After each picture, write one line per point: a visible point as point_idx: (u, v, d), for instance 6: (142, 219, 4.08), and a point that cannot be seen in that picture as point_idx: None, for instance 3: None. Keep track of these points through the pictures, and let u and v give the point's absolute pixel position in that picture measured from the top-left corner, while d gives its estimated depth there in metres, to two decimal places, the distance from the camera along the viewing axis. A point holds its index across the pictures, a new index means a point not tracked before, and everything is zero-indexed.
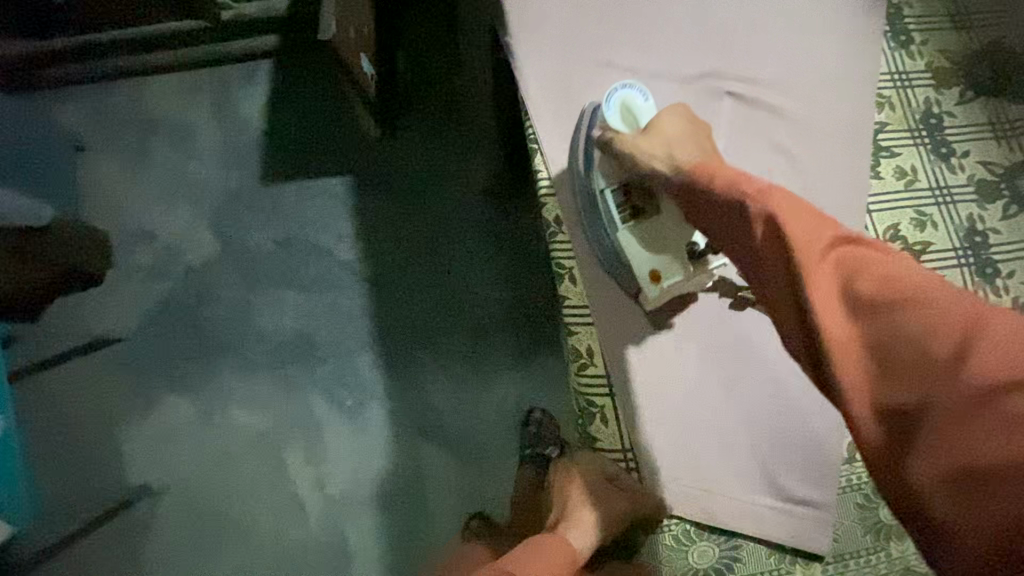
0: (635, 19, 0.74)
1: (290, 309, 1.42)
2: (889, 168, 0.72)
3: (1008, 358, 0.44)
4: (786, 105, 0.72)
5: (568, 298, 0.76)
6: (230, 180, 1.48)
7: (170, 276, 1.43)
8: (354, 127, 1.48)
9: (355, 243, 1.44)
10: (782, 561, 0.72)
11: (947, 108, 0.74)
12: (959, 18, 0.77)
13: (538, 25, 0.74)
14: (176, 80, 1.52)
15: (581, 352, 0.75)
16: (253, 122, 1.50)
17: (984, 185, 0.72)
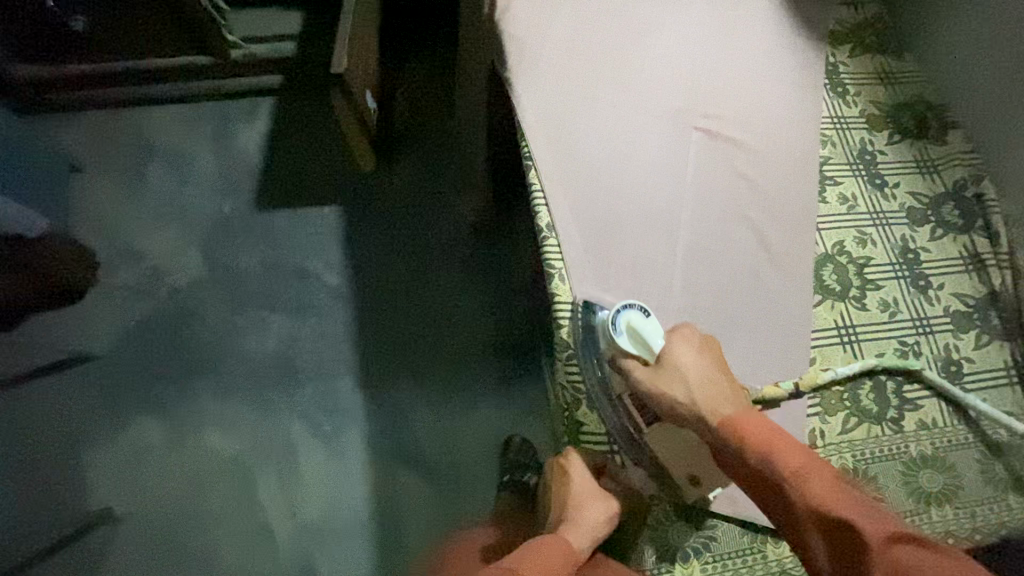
0: (617, 62, 0.86)
1: (274, 331, 1.43)
2: (834, 195, 0.82)
3: None
4: (746, 140, 0.83)
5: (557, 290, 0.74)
6: (224, 205, 1.52)
7: (154, 296, 1.43)
8: (349, 160, 1.56)
9: (343, 268, 1.48)
10: (757, 541, 0.70)
11: (880, 148, 0.86)
12: (885, 76, 0.91)
13: (532, 61, 0.84)
14: (179, 110, 1.60)
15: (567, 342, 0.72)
16: (252, 152, 1.56)
17: (914, 212, 0.82)
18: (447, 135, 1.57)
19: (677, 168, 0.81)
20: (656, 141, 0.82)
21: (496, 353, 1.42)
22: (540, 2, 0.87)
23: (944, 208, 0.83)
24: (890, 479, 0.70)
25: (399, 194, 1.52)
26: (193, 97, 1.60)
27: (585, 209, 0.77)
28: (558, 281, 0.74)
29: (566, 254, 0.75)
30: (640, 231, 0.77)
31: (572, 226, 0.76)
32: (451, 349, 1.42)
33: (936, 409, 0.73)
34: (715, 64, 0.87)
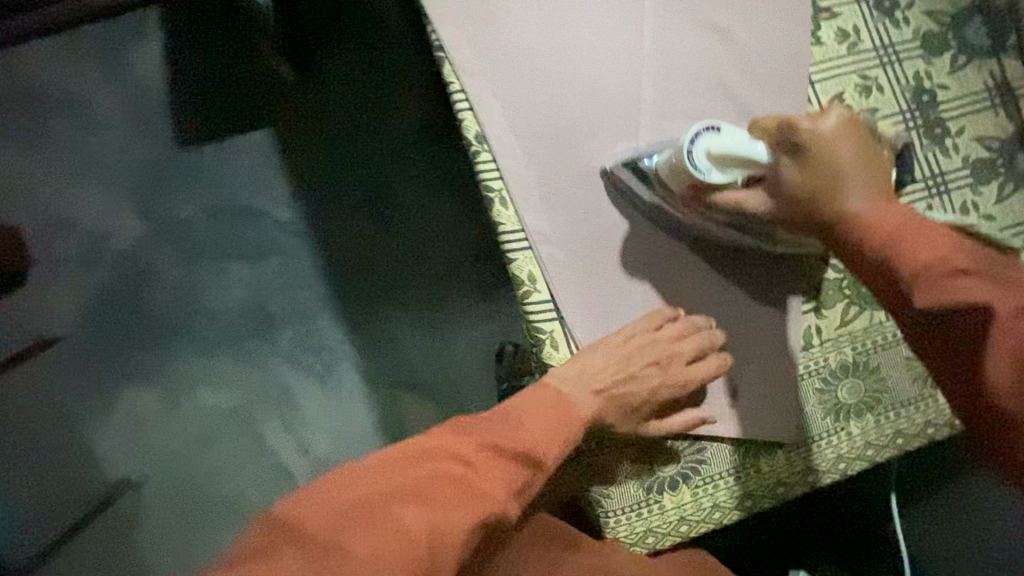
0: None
1: (238, 281, 1.34)
2: (830, 33, 0.70)
3: None
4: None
5: (501, 223, 0.67)
6: (142, 150, 1.34)
7: (99, 264, 1.32)
8: (268, 70, 1.34)
9: (292, 201, 1.34)
10: (747, 455, 0.69)
11: None
12: None
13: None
14: (55, 40, 1.34)
15: (521, 280, 0.66)
16: (155, 80, 1.35)
17: (932, 38, 0.71)
18: (375, 23, 1.34)
19: (626, 43, 0.69)
20: (599, 13, 0.70)
21: (475, 265, 1.34)
22: None
23: (972, 27, 0.71)
24: (893, 367, 0.71)
25: (335, 104, 1.33)
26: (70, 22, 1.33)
27: (521, 112, 0.67)
28: (500, 208, 0.67)
29: (505, 169, 0.67)
30: (590, 128, 0.68)
31: (509, 135, 0.67)
32: (427, 268, 1.34)
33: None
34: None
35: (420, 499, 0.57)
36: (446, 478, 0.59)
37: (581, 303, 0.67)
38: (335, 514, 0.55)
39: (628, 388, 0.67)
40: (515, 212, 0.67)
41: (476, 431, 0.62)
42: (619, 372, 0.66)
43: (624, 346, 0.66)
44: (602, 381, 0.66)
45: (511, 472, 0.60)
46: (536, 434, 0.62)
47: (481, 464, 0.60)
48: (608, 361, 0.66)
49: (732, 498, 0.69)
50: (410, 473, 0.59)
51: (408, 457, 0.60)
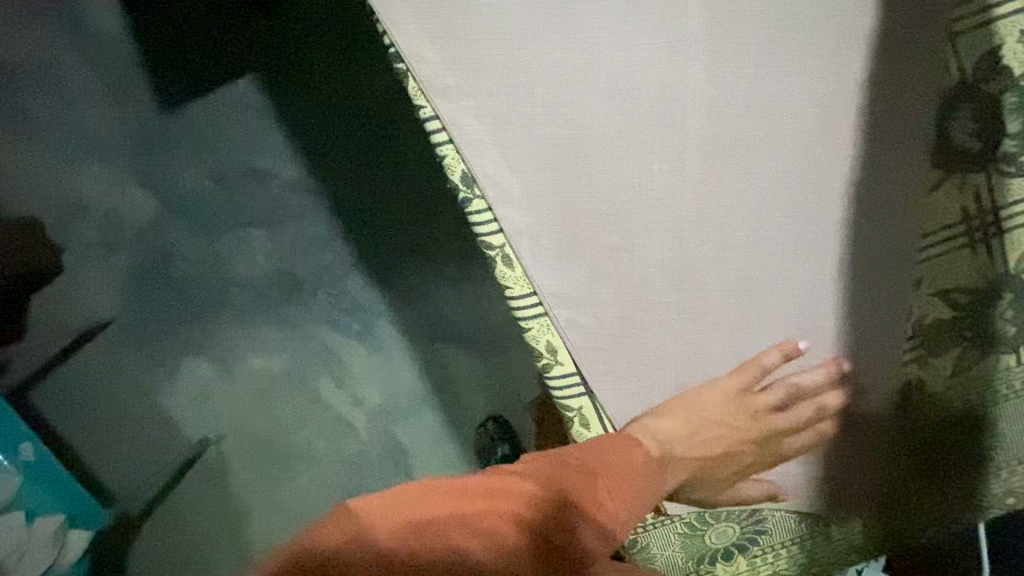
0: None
1: (260, 248, 1.28)
2: None
3: None
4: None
5: (509, 286, 0.51)
6: (128, 117, 1.23)
7: (124, 244, 1.30)
8: (241, 21, 1.20)
9: (295, 156, 1.22)
10: (813, 528, 0.58)
11: None
12: None
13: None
14: (13, 9, 1.23)
15: (540, 352, 0.52)
16: (121, 36, 1.20)
17: None
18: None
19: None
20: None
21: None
22: None
23: None
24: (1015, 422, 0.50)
25: (313, 41, 1.20)
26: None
27: (509, 130, 0.46)
28: (503, 269, 0.50)
29: (505, 221, 0.49)
30: (610, 137, 0.45)
31: (500, 169, 0.47)
32: (442, 212, 1.22)
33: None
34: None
35: (485, 536, 0.43)
36: (517, 521, 0.44)
37: (611, 376, 0.52)
38: (398, 536, 0.42)
39: (705, 456, 0.56)
40: (522, 270, 0.50)
41: (561, 470, 0.47)
42: (696, 446, 0.55)
43: (702, 418, 0.53)
44: (671, 460, 0.53)
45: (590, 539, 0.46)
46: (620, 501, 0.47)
47: (553, 517, 0.45)
48: (687, 432, 0.54)
49: (795, 565, 0.61)
50: (481, 503, 0.45)
51: (487, 479, 0.47)
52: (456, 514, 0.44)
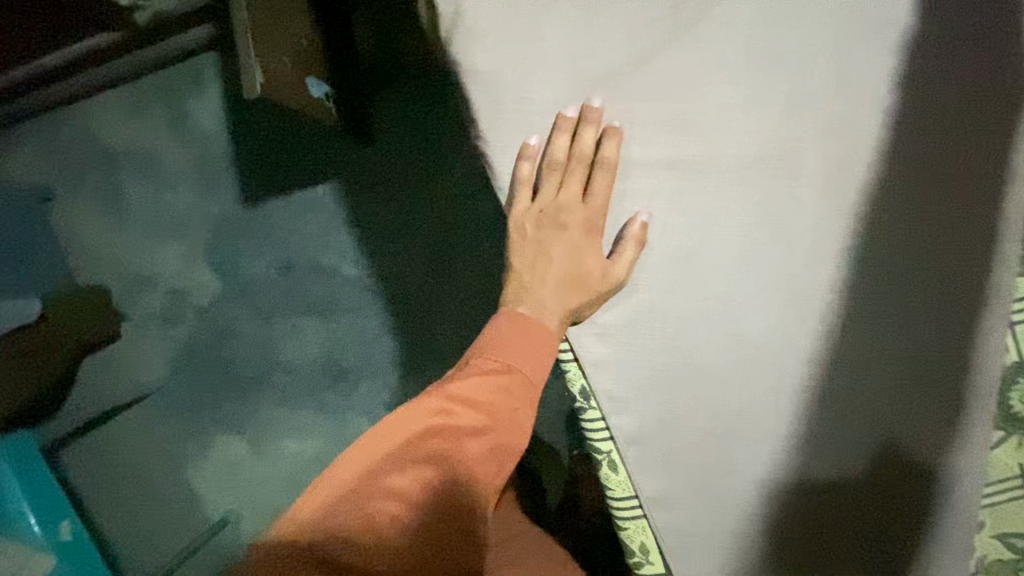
0: (652, 14, 0.59)
1: (312, 336, 1.34)
2: None
3: None
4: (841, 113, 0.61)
5: (611, 489, 0.68)
6: (212, 206, 1.33)
7: (184, 319, 1.36)
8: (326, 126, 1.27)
9: (360, 256, 1.30)
10: None
11: None
12: None
13: (516, 139, 0.61)
14: (113, 101, 1.30)
15: (634, 548, 0.70)
16: (216, 135, 1.30)
17: None
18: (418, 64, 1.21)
19: (753, 251, 0.63)
20: (703, 180, 0.62)
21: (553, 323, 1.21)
22: (506, 61, 0.59)
23: None
24: None
25: (395, 152, 1.25)
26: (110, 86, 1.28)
27: (634, 382, 0.64)
28: (609, 473, 0.68)
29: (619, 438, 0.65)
30: (711, 364, 0.64)
31: (621, 388, 0.64)
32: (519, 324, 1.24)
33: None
34: (778, 57, 0.61)
35: (431, 455, 0.60)
36: (448, 443, 0.61)
37: (685, 543, 0.68)
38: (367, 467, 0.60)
39: (562, 290, 0.63)
40: (624, 474, 0.68)
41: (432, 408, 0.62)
42: (571, 269, 0.63)
43: (552, 229, 0.63)
44: (545, 291, 0.64)
45: (500, 400, 0.62)
46: (516, 355, 0.63)
47: (473, 434, 0.61)
48: (548, 252, 0.64)
49: None
50: (419, 430, 0.61)
51: (419, 412, 0.62)
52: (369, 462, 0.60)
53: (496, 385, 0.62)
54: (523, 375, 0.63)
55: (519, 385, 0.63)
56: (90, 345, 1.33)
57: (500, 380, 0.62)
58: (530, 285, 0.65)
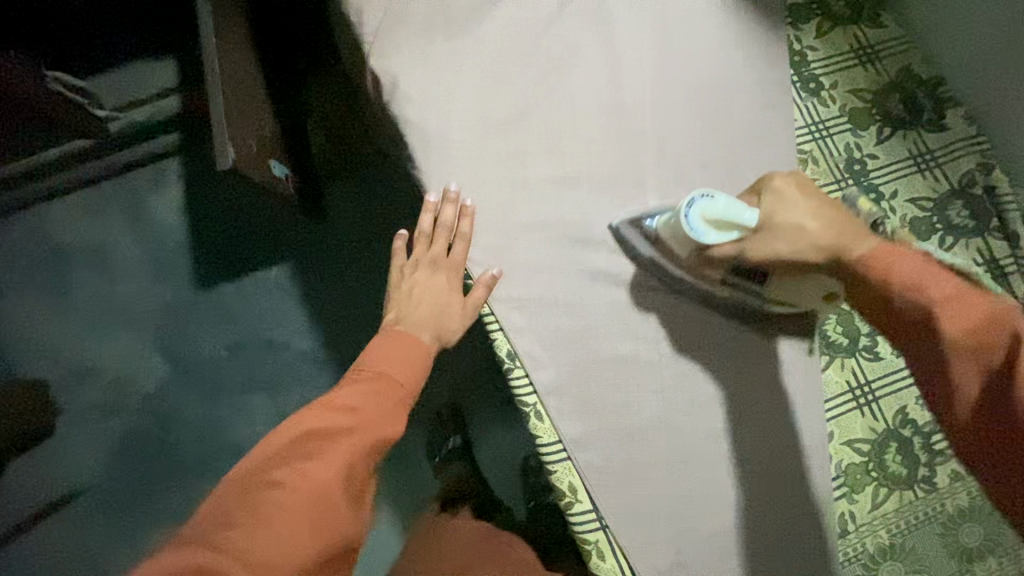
0: (543, 64, 0.69)
1: (261, 414, 1.34)
2: None
3: (979, 321, 0.49)
4: (716, 119, 0.72)
5: (538, 436, 0.70)
6: (164, 293, 1.38)
7: (126, 408, 1.34)
8: (280, 211, 1.39)
9: (312, 330, 1.37)
10: None
11: (809, 45, 0.86)
12: (866, 54, 0.86)
13: (440, 168, 0.68)
14: (70, 201, 1.38)
15: (563, 491, 0.70)
16: (173, 227, 1.38)
17: (916, 221, 0.80)
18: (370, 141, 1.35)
19: (654, 229, 0.70)
20: (609, 192, 0.70)
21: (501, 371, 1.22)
22: (432, 101, 0.68)
23: (892, 102, 0.85)
24: (926, 545, 0.78)
25: (343, 229, 1.37)
26: (73, 184, 1.37)
27: (564, 354, 0.70)
28: (536, 421, 0.70)
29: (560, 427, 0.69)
30: (622, 329, 0.71)
31: (539, 348, 0.69)
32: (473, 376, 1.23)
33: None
34: (659, 85, 0.71)
35: (306, 456, 0.57)
36: (325, 445, 0.59)
37: (628, 532, 0.69)
38: (238, 478, 0.56)
39: (430, 319, 0.68)
40: (550, 423, 0.70)
41: (318, 411, 0.61)
42: (438, 300, 0.69)
43: (423, 265, 0.70)
44: (418, 313, 0.69)
45: (379, 402, 0.63)
46: (393, 362, 0.65)
47: (351, 434, 0.60)
48: (419, 283, 0.70)
49: None
50: (295, 436, 0.59)
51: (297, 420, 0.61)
52: (241, 473, 0.57)
53: (373, 389, 0.63)
54: (399, 377, 0.65)
55: (397, 386, 0.64)
56: (25, 436, 1.30)
57: (378, 385, 0.64)
58: (404, 310, 0.70)
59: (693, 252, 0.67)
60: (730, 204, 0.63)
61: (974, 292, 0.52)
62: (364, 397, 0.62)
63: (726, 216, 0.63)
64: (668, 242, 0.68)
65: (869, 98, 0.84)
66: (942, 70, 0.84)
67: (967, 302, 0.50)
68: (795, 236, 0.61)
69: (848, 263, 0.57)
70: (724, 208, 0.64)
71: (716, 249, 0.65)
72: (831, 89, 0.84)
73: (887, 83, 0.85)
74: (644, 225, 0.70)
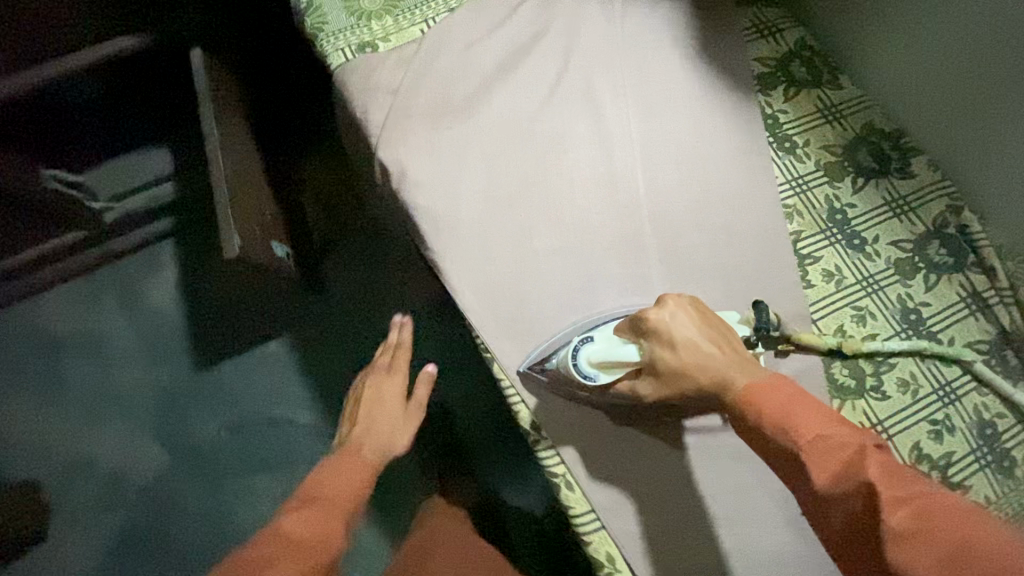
0: (541, 140, 0.67)
1: (265, 496, 1.30)
2: (815, 273, 0.65)
3: (845, 471, 0.45)
4: (732, 163, 0.68)
5: (570, 506, 0.64)
6: (161, 378, 1.35)
7: (123, 501, 1.29)
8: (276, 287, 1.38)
9: (314, 404, 1.35)
10: None
11: (778, 107, 0.71)
12: (831, 110, 0.71)
13: (446, 239, 0.65)
14: (66, 292, 1.37)
15: (602, 562, 0.63)
16: (169, 310, 1.38)
17: (904, 264, 0.66)
18: (364, 208, 1.38)
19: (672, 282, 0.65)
20: (626, 251, 0.66)
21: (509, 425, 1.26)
22: (436, 175, 0.65)
23: (860, 153, 0.70)
24: None
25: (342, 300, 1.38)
26: (76, 274, 1.37)
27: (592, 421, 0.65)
28: (566, 491, 0.64)
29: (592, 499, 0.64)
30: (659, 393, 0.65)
31: (564, 415, 0.65)
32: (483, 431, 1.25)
33: (886, 327, 0.64)
34: (668, 150, 0.68)
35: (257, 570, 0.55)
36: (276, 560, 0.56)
37: None
38: None
39: (378, 430, 0.77)
40: (580, 491, 0.64)
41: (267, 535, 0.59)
42: (384, 410, 0.80)
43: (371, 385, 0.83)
44: (365, 429, 0.77)
45: (329, 507, 0.63)
46: (336, 478, 0.67)
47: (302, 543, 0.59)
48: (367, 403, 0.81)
49: None
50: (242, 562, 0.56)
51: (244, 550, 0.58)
52: None
53: (320, 499, 0.64)
54: (344, 491, 0.66)
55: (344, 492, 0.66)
56: (17, 542, 1.24)
57: (324, 497, 0.65)
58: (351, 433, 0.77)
59: (591, 392, 0.63)
60: (617, 343, 0.60)
61: (840, 424, 0.48)
62: (311, 508, 0.63)
63: (610, 355, 0.59)
64: (570, 387, 0.63)
65: (841, 151, 0.70)
66: (903, 124, 0.71)
67: (835, 444, 0.46)
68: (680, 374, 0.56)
69: (729, 401, 0.53)
70: (610, 345, 0.60)
71: (614, 386, 0.62)
72: (803, 147, 0.69)
73: (857, 135, 0.71)
74: (544, 364, 0.64)
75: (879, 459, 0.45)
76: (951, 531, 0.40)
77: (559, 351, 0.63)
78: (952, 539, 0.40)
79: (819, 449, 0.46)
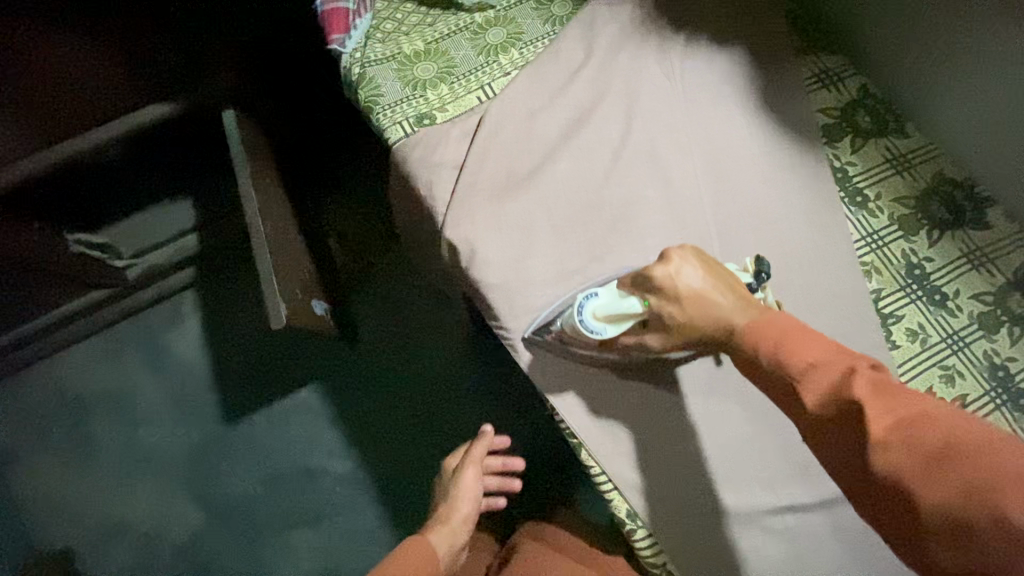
0: (611, 206, 0.65)
1: (304, 550, 1.26)
2: (900, 334, 0.64)
3: (837, 392, 0.44)
4: (804, 219, 0.67)
5: None
6: (190, 433, 1.32)
7: (159, 564, 1.25)
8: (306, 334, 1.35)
9: (348, 452, 1.30)
10: None
11: (846, 159, 0.71)
12: (898, 159, 0.71)
13: (521, 315, 0.63)
14: (88, 350, 1.34)
15: None
16: (195, 363, 1.34)
17: (986, 318, 0.65)
18: (392, 247, 1.34)
19: None
20: None
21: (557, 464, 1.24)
22: (505, 248, 0.63)
23: (932, 205, 0.69)
24: None
25: (373, 344, 1.33)
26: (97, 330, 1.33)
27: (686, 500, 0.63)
28: None
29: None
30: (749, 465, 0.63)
31: (654, 492, 0.63)
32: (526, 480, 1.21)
33: (976, 386, 0.63)
34: (739, 212, 0.66)
35: None
36: None
37: None
38: None
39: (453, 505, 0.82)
40: None
41: None
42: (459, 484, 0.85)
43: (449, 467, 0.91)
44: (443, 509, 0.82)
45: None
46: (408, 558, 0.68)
47: None
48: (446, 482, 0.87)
49: None
50: None
51: None
52: None
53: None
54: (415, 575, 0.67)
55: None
56: None
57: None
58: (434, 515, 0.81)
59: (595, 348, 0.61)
60: (618, 296, 0.58)
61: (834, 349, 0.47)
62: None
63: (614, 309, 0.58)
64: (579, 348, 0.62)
65: (913, 204, 0.69)
66: (975, 171, 0.70)
67: (828, 371, 0.45)
68: (679, 322, 0.55)
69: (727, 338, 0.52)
70: (614, 298, 0.59)
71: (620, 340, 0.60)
72: (875, 200, 0.69)
73: (926, 184, 0.70)
74: (550, 327, 0.62)
75: (871, 380, 0.44)
76: (934, 437, 0.41)
77: (563, 312, 0.62)
78: (932, 445, 0.40)
79: (813, 373, 0.46)
